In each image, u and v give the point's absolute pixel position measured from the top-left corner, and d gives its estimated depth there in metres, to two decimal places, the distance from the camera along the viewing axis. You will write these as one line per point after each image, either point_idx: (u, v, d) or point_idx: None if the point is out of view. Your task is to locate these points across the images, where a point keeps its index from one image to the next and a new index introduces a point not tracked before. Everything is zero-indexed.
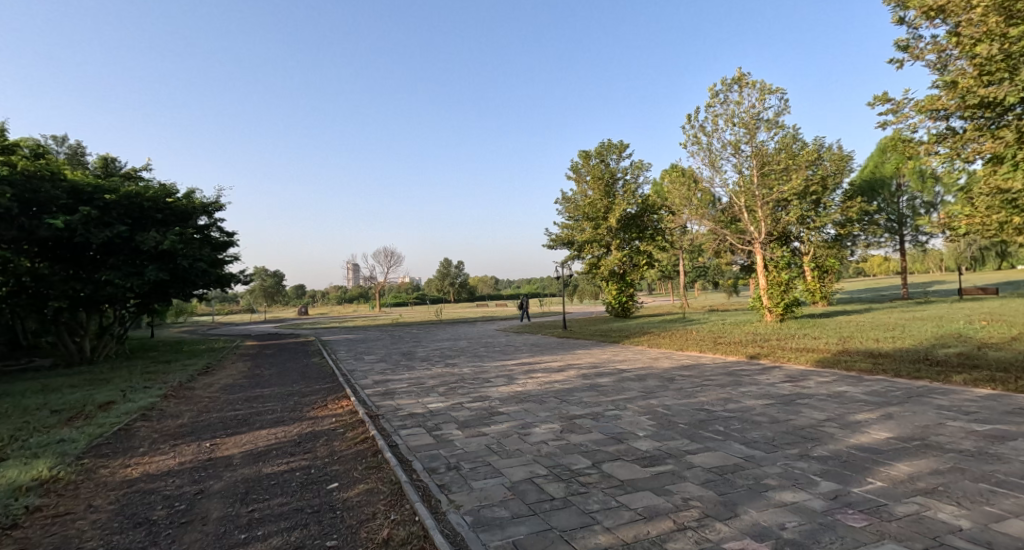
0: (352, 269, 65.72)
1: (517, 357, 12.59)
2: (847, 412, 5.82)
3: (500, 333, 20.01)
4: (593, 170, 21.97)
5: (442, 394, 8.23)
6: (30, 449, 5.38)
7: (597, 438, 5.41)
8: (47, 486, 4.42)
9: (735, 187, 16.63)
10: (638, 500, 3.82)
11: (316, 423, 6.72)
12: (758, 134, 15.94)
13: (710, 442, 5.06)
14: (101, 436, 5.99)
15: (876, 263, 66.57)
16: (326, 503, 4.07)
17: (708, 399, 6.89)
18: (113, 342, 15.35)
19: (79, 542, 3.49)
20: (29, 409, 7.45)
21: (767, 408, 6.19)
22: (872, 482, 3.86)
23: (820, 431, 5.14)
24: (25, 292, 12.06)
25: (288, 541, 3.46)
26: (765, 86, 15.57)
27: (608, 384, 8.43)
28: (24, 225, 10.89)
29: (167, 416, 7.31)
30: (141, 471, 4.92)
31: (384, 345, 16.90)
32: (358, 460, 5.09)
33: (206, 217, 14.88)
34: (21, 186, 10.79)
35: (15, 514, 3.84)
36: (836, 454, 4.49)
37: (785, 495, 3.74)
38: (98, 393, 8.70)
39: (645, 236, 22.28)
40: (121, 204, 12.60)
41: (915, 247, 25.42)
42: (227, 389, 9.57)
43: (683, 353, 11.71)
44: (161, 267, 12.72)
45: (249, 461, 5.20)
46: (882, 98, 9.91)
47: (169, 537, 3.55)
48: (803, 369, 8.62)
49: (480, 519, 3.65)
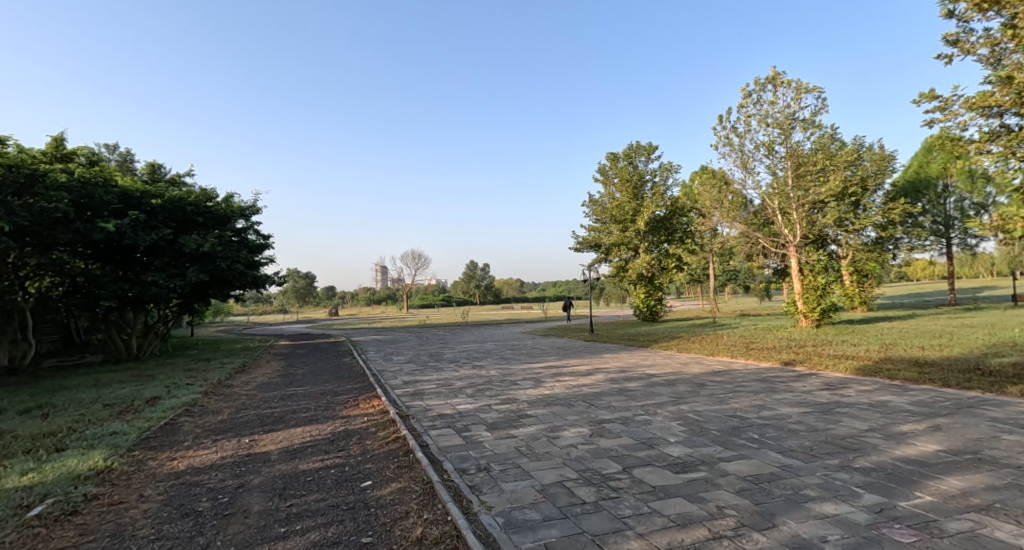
0: (381, 271, 66.80)
1: (543, 360, 12.57)
2: (891, 422, 5.62)
3: (526, 336, 19.98)
4: (621, 172, 21.81)
5: (470, 396, 8.28)
6: (86, 441, 5.65)
7: (628, 443, 5.36)
8: (102, 476, 4.64)
9: (769, 188, 16.50)
10: (671, 507, 3.77)
11: (349, 422, 6.86)
12: (793, 135, 15.59)
13: (744, 449, 4.96)
14: (149, 430, 6.26)
15: (921, 267, 63.96)
16: (360, 501, 4.15)
17: (742, 406, 6.75)
18: (159, 340, 16.00)
19: (132, 530, 3.65)
20: (83, 403, 7.84)
21: (805, 416, 6.02)
22: (920, 497, 3.72)
23: (863, 442, 4.97)
24: (79, 292, 12.60)
25: (326, 537, 3.54)
26: (802, 84, 15.22)
27: (638, 389, 8.35)
28: (80, 229, 11.41)
29: (207, 412, 7.58)
30: (186, 464, 5.13)
31: (411, 346, 17.10)
32: (390, 459, 5.17)
33: (244, 221, 15.35)
34: (77, 191, 11.34)
35: (75, 501, 4.05)
36: (880, 466, 4.35)
37: (827, 507, 3.64)
38: (145, 389, 9.07)
39: (674, 239, 22.02)
40: (166, 208, 13.13)
41: (964, 251, 24.34)
42: (263, 387, 9.83)
43: (715, 358, 11.47)
44: (202, 269, 13.18)
45: (285, 457, 5.35)
46: (930, 95, 9.51)
47: (215, 528, 3.68)
48: (843, 377, 8.35)
49: (511, 520, 3.66)
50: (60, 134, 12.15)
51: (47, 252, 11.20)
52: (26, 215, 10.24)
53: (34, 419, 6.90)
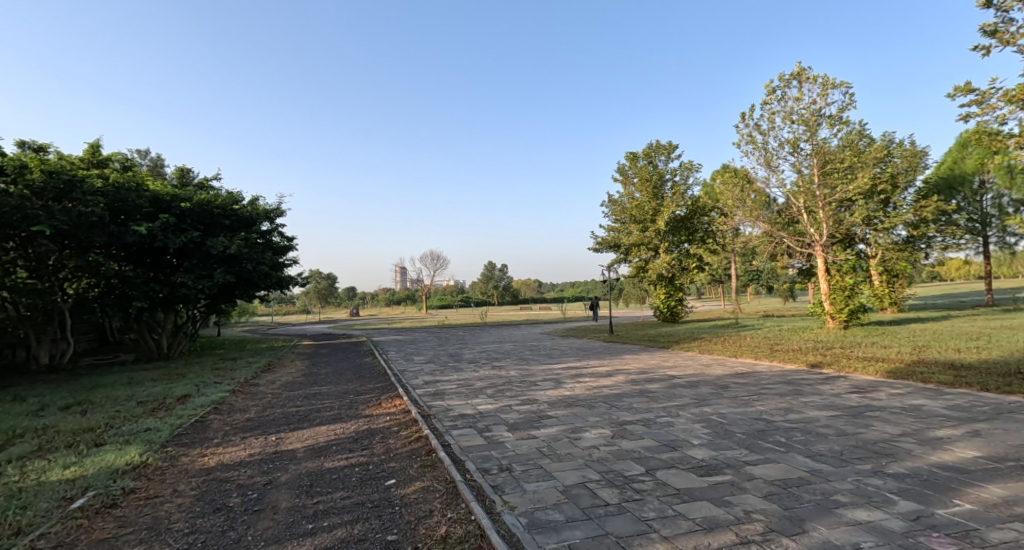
0: (402, 272, 67.43)
1: (563, 361, 12.56)
2: (927, 427, 5.45)
3: (545, 337, 19.97)
4: (641, 171, 21.61)
5: (490, 396, 8.31)
6: (122, 436, 5.83)
7: (650, 445, 5.32)
8: (138, 470, 4.78)
9: (794, 187, 16.18)
10: (696, 510, 3.72)
11: (372, 421, 6.95)
12: (820, 131, 15.26)
13: (771, 453, 4.87)
14: (181, 427, 6.43)
15: (956, 267, 61.80)
16: (385, 499, 4.19)
17: (767, 409, 6.63)
18: (188, 339, 16.38)
19: (168, 523, 3.76)
20: (119, 400, 8.09)
21: (834, 420, 5.88)
22: (960, 504, 3.60)
23: (896, 447, 4.84)
24: (113, 293, 12.99)
25: (353, 534, 3.59)
26: (828, 79, 14.90)
27: (659, 390, 8.26)
28: (114, 232, 11.75)
29: (236, 409, 7.76)
30: (217, 460, 5.25)
31: (431, 347, 17.22)
32: (413, 459, 5.20)
33: (268, 223, 15.60)
34: (112, 196, 11.74)
35: (114, 494, 4.19)
36: (915, 472, 4.23)
37: (860, 513, 3.55)
38: (176, 387, 9.30)
39: (695, 239, 21.77)
40: (194, 212, 13.42)
41: (1003, 249, 23.50)
42: (288, 386, 10.02)
43: (738, 360, 11.29)
44: (228, 270, 13.44)
45: (311, 455, 5.43)
46: (966, 89, 9.22)
47: (245, 523, 3.76)
48: (873, 380, 8.12)
49: (535, 521, 3.67)
50: (97, 141, 12.60)
51: (84, 254, 11.58)
52: (65, 219, 10.65)
53: (73, 414, 7.15)
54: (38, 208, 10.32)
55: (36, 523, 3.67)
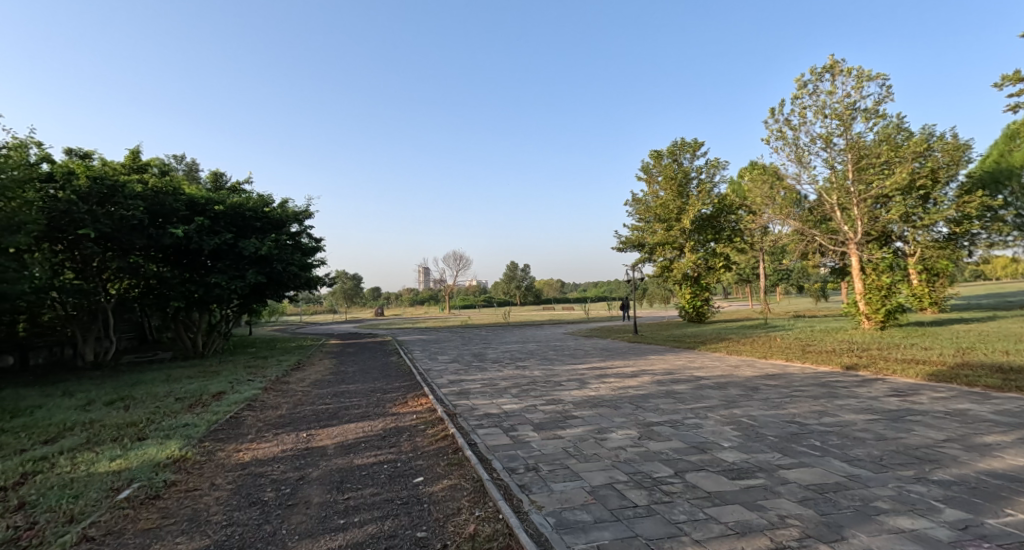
0: (425, 272, 68.05)
1: (587, 361, 12.51)
2: (973, 433, 5.24)
3: (568, 337, 19.88)
4: (665, 170, 21.32)
5: (515, 396, 8.33)
6: (162, 431, 6.02)
7: (679, 447, 5.24)
8: (178, 464, 4.95)
9: (826, 183, 15.81)
10: (728, 514, 3.66)
11: (399, 419, 7.03)
12: (854, 126, 14.83)
13: (806, 457, 4.75)
14: (217, 422, 6.60)
15: (1003, 266, 58.74)
16: (413, 496, 4.23)
17: (800, 411, 6.47)
18: (223, 338, 16.90)
19: (207, 516, 3.87)
20: (158, 396, 8.37)
21: (872, 424, 5.70)
22: (1011, 514, 3.45)
23: (940, 453, 4.67)
24: (151, 292, 13.41)
25: (383, 529, 3.64)
26: (863, 72, 14.45)
27: (686, 391, 8.14)
28: (153, 235, 12.11)
29: (268, 406, 7.96)
30: (251, 455, 5.38)
31: (455, 346, 17.31)
32: (440, 457, 5.24)
33: (298, 225, 15.89)
34: (150, 200, 12.14)
35: (157, 486, 4.33)
36: (962, 480, 4.07)
37: (902, 521, 3.44)
38: (211, 384, 9.58)
39: (722, 237, 21.41)
40: (227, 214, 13.76)
41: None
42: (317, 384, 10.21)
43: (768, 361, 11.02)
44: (259, 271, 13.75)
45: (341, 452, 5.53)
46: (1015, 78, 8.84)
47: (280, 517, 3.85)
48: (914, 383, 7.83)
49: (563, 521, 3.65)
50: (137, 147, 13.10)
51: (125, 256, 12.00)
52: (108, 222, 11.10)
53: (117, 409, 7.45)
54: (84, 212, 10.81)
55: (87, 512, 3.83)
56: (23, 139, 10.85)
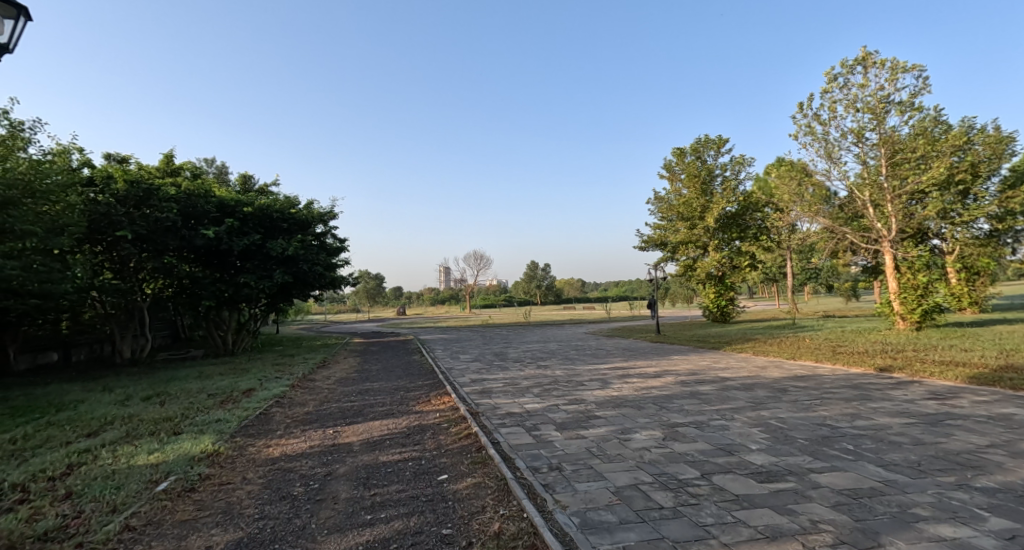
0: (446, 272, 68.47)
1: (609, 360, 12.43)
2: (1017, 438, 5.03)
3: (590, 337, 19.78)
4: (689, 168, 21.00)
5: (537, 395, 8.31)
6: (195, 427, 6.18)
7: (705, 448, 5.16)
8: (212, 458, 5.07)
9: (858, 179, 15.43)
10: (758, 518, 3.59)
11: (422, 417, 7.09)
12: (887, 120, 14.41)
13: (838, 461, 4.63)
14: (247, 418, 6.76)
15: None
16: (438, 493, 4.26)
17: (831, 414, 6.30)
18: (251, 336, 17.25)
19: (240, 509, 3.96)
20: (191, 392, 8.61)
21: (909, 428, 5.52)
22: None
23: (983, 459, 4.50)
24: (184, 292, 13.78)
25: (408, 526, 3.67)
26: (897, 64, 14.02)
27: (711, 392, 8.01)
28: (185, 236, 12.47)
29: (295, 403, 8.10)
30: (280, 451, 5.48)
31: (477, 345, 17.38)
32: (464, 455, 5.27)
33: (323, 226, 16.13)
34: (183, 203, 12.51)
35: (193, 479, 4.46)
36: (1007, 487, 3.92)
37: (943, 529, 3.32)
38: (241, 381, 9.80)
39: (747, 236, 21.05)
40: (256, 215, 14.06)
41: None
42: (342, 382, 10.36)
43: (797, 362, 10.75)
44: (286, 271, 14.00)
45: (366, 448, 5.61)
46: None
47: (309, 511, 3.91)
48: (953, 386, 7.55)
49: (588, 521, 3.63)
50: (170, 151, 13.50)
51: (160, 256, 12.35)
52: (143, 224, 11.47)
53: (153, 404, 7.69)
54: (121, 215, 11.20)
55: (128, 502, 3.96)
56: (65, 145, 11.27)
